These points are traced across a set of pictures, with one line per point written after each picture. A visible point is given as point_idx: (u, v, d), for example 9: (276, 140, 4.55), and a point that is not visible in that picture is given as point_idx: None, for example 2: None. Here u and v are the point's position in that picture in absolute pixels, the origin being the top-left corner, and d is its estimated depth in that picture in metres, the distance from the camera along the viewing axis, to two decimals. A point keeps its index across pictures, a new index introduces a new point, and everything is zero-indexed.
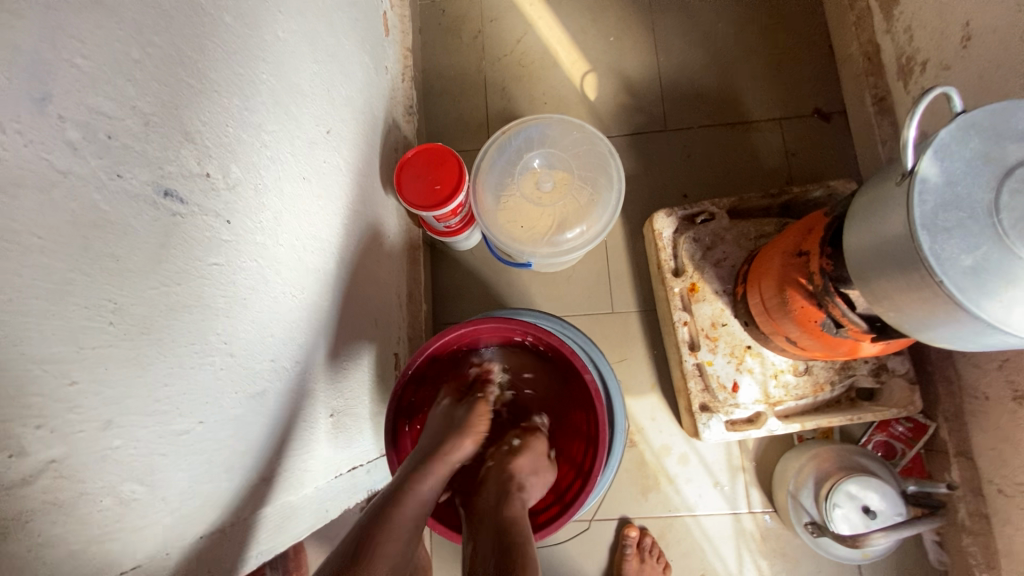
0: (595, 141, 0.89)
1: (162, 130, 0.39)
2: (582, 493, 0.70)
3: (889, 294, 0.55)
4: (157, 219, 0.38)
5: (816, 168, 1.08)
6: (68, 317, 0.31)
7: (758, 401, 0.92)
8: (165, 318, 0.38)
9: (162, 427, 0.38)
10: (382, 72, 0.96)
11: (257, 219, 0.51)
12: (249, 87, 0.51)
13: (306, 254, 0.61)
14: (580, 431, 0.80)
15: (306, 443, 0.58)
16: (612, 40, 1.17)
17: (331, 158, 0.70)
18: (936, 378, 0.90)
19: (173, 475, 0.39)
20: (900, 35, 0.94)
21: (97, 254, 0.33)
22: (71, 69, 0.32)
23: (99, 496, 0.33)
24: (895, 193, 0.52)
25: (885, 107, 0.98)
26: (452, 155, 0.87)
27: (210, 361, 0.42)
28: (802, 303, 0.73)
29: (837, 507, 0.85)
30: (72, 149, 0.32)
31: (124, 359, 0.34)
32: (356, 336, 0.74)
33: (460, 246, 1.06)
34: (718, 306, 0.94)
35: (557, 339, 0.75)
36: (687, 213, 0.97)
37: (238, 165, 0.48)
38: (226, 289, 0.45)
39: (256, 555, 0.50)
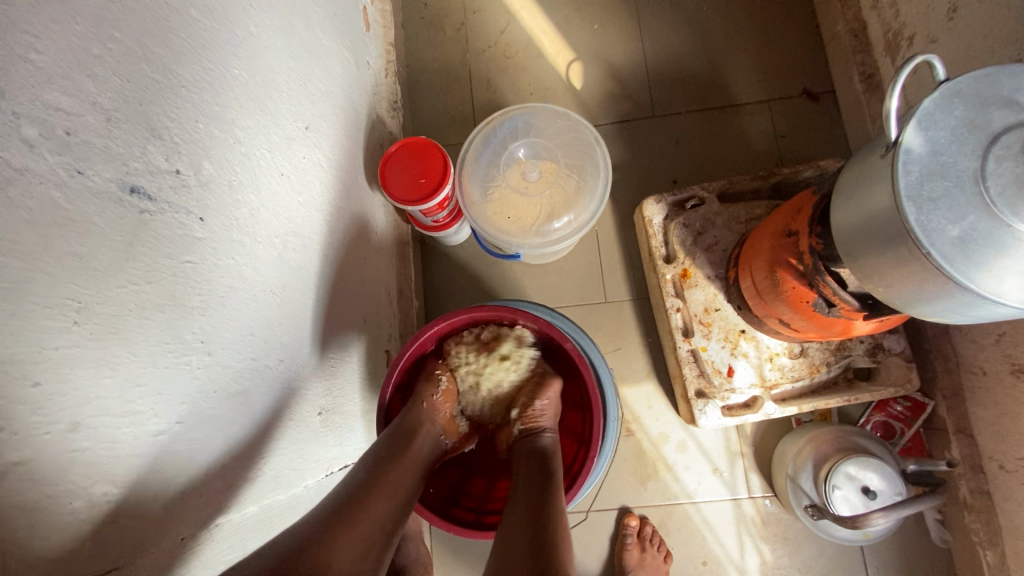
0: (580, 128, 0.88)
1: (127, 126, 0.38)
2: (586, 461, 0.71)
3: (879, 270, 0.54)
4: (124, 216, 0.37)
5: (806, 149, 1.07)
6: (30, 318, 0.30)
7: (754, 385, 0.91)
8: (135, 317, 0.37)
9: (137, 428, 0.37)
10: (364, 67, 0.95)
11: (233, 216, 0.50)
12: (220, 81, 0.50)
13: (287, 251, 0.60)
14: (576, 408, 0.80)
15: (294, 442, 0.58)
16: (597, 28, 1.16)
17: (311, 153, 0.69)
18: (933, 355, 0.89)
19: (149, 477, 0.38)
20: (887, 11, 0.93)
21: (58, 254, 0.32)
22: (25, 64, 0.31)
23: (72, 499, 0.32)
24: (880, 166, 0.51)
25: (874, 85, 0.97)
26: (436, 148, 0.86)
27: (187, 361, 0.42)
28: (794, 284, 0.72)
29: (837, 488, 0.85)
30: (29, 146, 0.31)
31: (92, 360, 0.34)
32: (345, 333, 0.73)
33: (450, 241, 1.06)
34: (710, 292, 0.94)
35: (533, 317, 0.75)
36: (676, 198, 0.96)
37: (210, 161, 0.47)
38: (201, 287, 0.44)
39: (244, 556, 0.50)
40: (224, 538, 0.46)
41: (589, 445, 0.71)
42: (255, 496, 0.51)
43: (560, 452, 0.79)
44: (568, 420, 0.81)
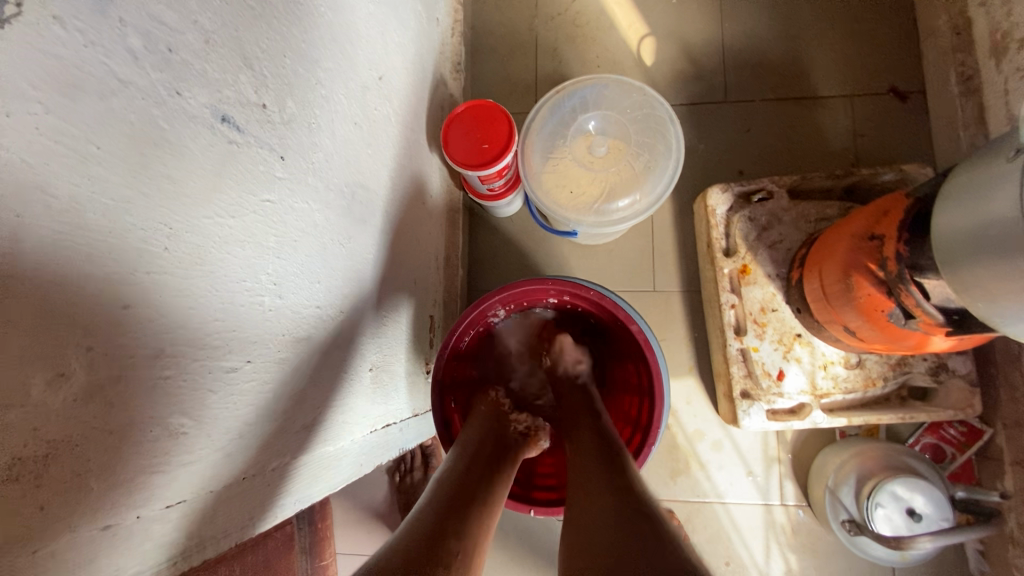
0: (655, 105, 0.84)
1: (223, 51, 0.37)
2: (644, 446, 0.72)
3: (984, 282, 0.49)
4: (214, 144, 0.36)
5: (884, 151, 1.01)
6: (122, 237, 0.29)
7: (804, 392, 0.88)
8: (218, 250, 0.36)
9: (212, 363, 0.36)
10: (433, 23, 0.91)
11: (311, 159, 0.49)
12: (308, 19, 0.48)
13: (355, 202, 0.58)
14: (633, 392, 0.81)
15: (347, 395, 0.57)
16: (675, 2, 1.10)
17: (382, 105, 0.67)
18: (999, 382, 0.84)
19: (218, 413, 0.37)
20: (998, 7, 0.85)
21: (154, 175, 0.31)
22: None
23: (149, 425, 0.32)
24: (1006, 171, 0.47)
25: (972, 87, 0.90)
26: (503, 113, 0.83)
27: (260, 300, 0.41)
28: (870, 291, 0.68)
29: (880, 507, 0.82)
30: (134, 58, 0.29)
31: (176, 288, 0.33)
32: (395, 293, 0.72)
33: (501, 212, 1.03)
34: (769, 290, 0.90)
35: (594, 294, 0.76)
36: (743, 189, 0.92)
37: (293, 100, 0.46)
38: (277, 228, 0.43)
39: (294, 502, 0.50)
40: (280, 481, 0.46)
41: (647, 429, 0.73)
42: (310, 445, 0.50)
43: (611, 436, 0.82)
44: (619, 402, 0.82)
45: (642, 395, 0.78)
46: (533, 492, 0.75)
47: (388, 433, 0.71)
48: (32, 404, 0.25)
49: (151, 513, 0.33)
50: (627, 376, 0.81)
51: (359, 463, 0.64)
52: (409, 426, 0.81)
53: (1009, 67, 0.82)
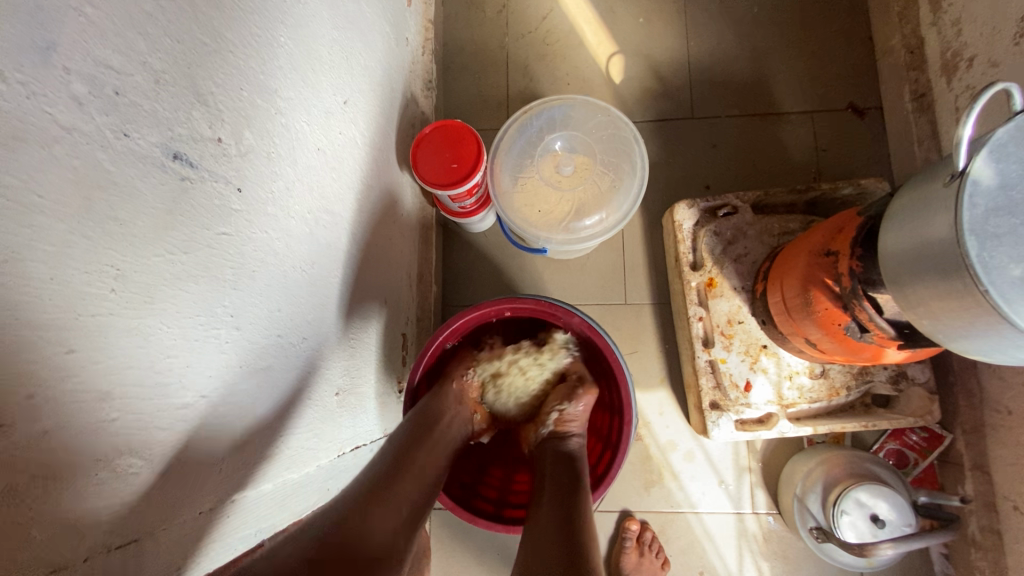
0: (619, 125, 0.86)
1: (174, 90, 0.37)
2: (624, 427, 0.74)
3: (926, 300, 0.51)
4: (166, 183, 0.36)
5: (845, 165, 1.04)
6: (67, 282, 0.29)
7: (771, 402, 0.90)
8: (170, 287, 0.36)
9: (165, 401, 0.36)
10: (403, 42, 0.92)
11: (270, 189, 0.49)
12: (266, 50, 0.48)
13: (319, 228, 0.59)
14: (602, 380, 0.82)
15: (312, 421, 0.57)
16: (642, 21, 1.12)
17: (348, 129, 0.67)
18: (957, 389, 0.87)
19: (173, 450, 0.37)
20: (947, 29, 0.89)
21: (100, 219, 0.31)
22: (78, 17, 0.29)
23: (97, 468, 0.32)
24: (941, 195, 0.49)
25: (925, 105, 0.94)
26: (471, 132, 0.84)
27: (215, 335, 0.41)
28: (827, 305, 0.70)
29: (845, 514, 0.84)
30: (78, 104, 0.30)
31: (126, 328, 0.33)
32: (364, 314, 0.72)
33: (474, 228, 1.04)
34: (735, 303, 0.92)
35: (532, 298, 0.77)
36: (709, 205, 0.94)
37: (251, 131, 0.46)
38: (233, 260, 0.43)
39: (256, 533, 0.50)
40: (239, 513, 0.46)
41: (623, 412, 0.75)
42: (271, 474, 0.50)
43: (597, 427, 0.83)
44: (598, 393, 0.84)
45: (609, 380, 0.80)
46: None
47: (356, 455, 0.71)
48: None
49: (100, 555, 0.32)
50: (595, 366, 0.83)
51: (327, 488, 0.64)
52: None
53: (960, 86, 0.86)
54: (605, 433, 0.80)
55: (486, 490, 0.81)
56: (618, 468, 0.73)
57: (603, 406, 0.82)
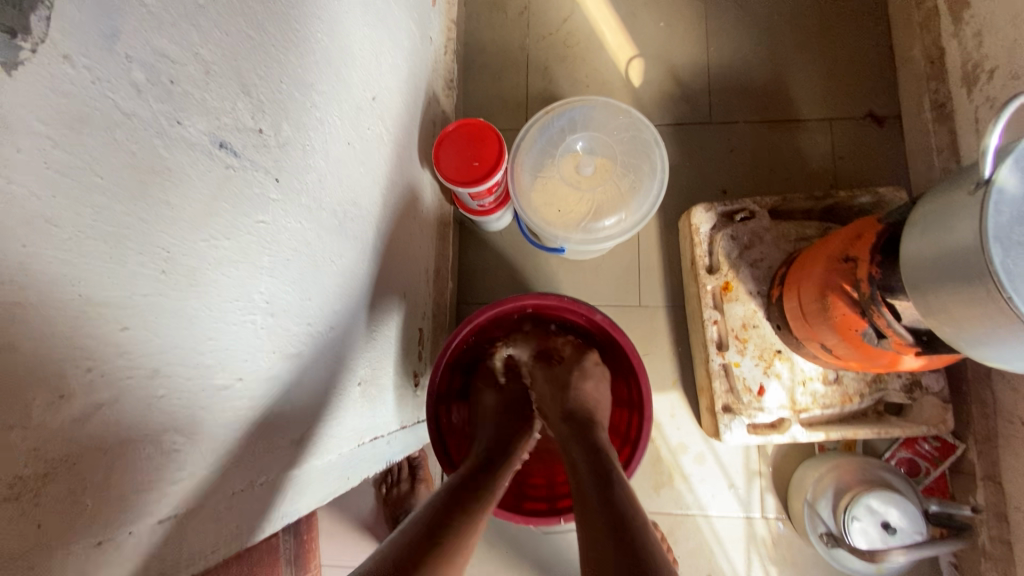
0: (640, 127, 0.87)
1: (222, 80, 0.38)
2: (643, 424, 0.75)
3: (946, 305, 0.52)
4: (212, 170, 0.37)
5: (862, 174, 1.05)
6: (123, 261, 0.30)
7: (784, 407, 0.90)
8: (212, 271, 0.37)
9: (205, 381, 0.37)
10: (427, 41, 0.94)
11: (304, 180, 0.50)
12: (304, 45, 0.50)
13: (347, 220, 0.60)
14: (621, 380, 0.83)
15: (335, 409, 0.58)
16: (662, 25, 1.13)
17: (375, 124, 0.69)
18: (970, 399, 0.87)
19: (211, 430, 0.38)
20: (968, 40, 0.89)
21: (154, 203, 0.32)
22: (139, 7, 0.31)
23: (143, 443, 0.33)
24: (966, 203, 0.49)
25: (944, 115, 0.94)
26: (493, 131, 0.84)
27: (252, 319, 0.42)
28: (845, 311, 0.71)
29: (856, 520, 0.84)
30: (137, 91, 0.31)
31: (172, 309, 0.34)
32: (386, 307, 0.73)
33: (491, 227, 1.05)
34: (750, 307, 0.92)
35: (551, 297, 0.78)
36: (726, 209, 0.94)
37: (289, 123, 0.47)
38: (270, 248, 0.44)
39: (282, 517, 0.50)
40: (267, 495, 0.47)
41: (642, 408, 0.76)
42: (297, 459, 0.51)
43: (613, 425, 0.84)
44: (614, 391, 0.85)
45: (629, 380, 0.81)
46: (557, 502, 0.77)
47: (375, 446, 0.72)
48: (33, 425, 0.26)
49: (142, 528, 0.33)
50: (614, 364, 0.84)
51: (346, 477, 0.65)
52: (397, 438, 0.82)
53: (980, 97, 0.86)
54: (622, 431, 0.82)
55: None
56: (637, 462, 0.74)
57: (620, 401, 0.84)
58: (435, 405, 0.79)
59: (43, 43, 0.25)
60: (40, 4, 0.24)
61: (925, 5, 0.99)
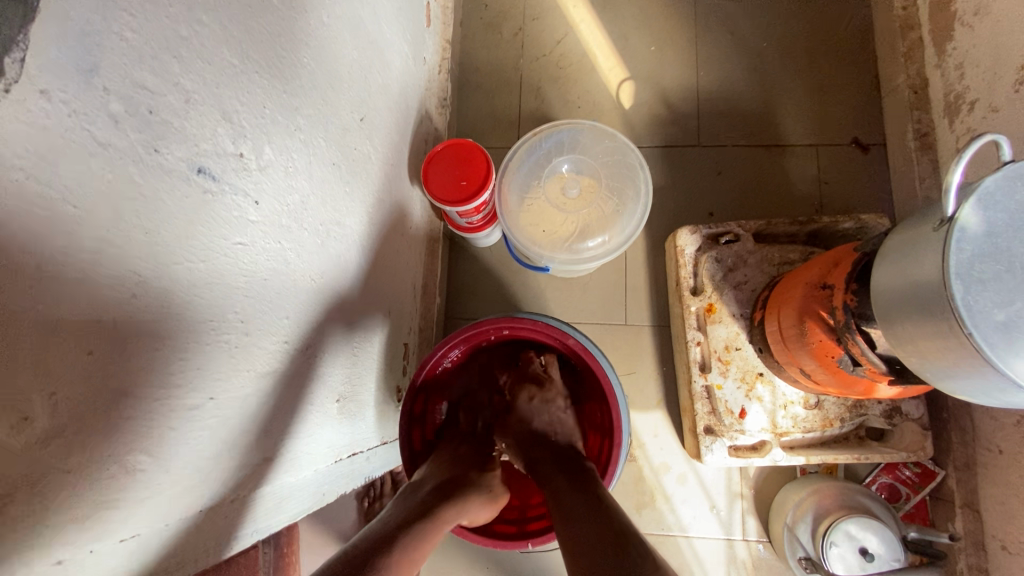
0: (626, 151, 0.88)
1: (202, 108, 0.39)
2: (613, 446, 0.76)
3: (913, 337, 0.53)
4: (189, 195, 0.38)
5: (847, 199, 1.06)
6: (93, 286, 0.31)
7: (765, 430, 0.91)
8: (185, 293, 0.38)
9: (174, 401, 0.38)
10: (420, 62, 0.95)
11: (285, 202, 0.51)
12: (289, 71, 0.51)
13: (329, 239, 0.61)
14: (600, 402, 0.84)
15: (311, 426, 0.59)
16: (654, 50, 1.15)
17: (363, 145, 0.70)
18: (950, 426, 0.87)
19: (179, 449, 0.39)
20: (951, 71, 0.91)
21: (127, 228, 0.33)
22: (120, 42, 0.32)
23: (107, 463, 0.33)
24: (931, 238, 0.50)
25: (927, 144, 0.96)
26: (482, 152, 0.86)
27: (225, 339, 0.43)
28: (821, 337, 0.72)
29: (834, 546, 0.84)
30: (115, 122, 0.32)
31: (142, 332, 0.35)
32: (369, 324, 0.74)
33: (480, 243, 1.07)
34: (733, 330, 0.93)
35: (528, 320, 0.79)
36: (711, 231, 0.96)
37: (271, 146, 0.48)
38: (247, 268, 0.45)
39: (252, 533, 0.51)
40: (238, 512, 0.47)
41: (613, 433, 0.77)
42: (269, 476, 0.51)
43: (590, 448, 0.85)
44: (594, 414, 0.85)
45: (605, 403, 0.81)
46: (528, 524, 0.77)
47: (353, 461, 0.72)
48: None
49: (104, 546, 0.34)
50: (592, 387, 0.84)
51: (322, 493, 0.65)
52: (377, 454, 0.82)
53: (961, 128, 0.87)
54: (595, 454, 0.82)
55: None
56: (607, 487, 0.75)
57: (592, 424, 0.84)
58: (408, 423, 0.78)
59: (17, 83, 0.26)
60: (16, 47, 0.26)
61: (910, 36, 1.01)
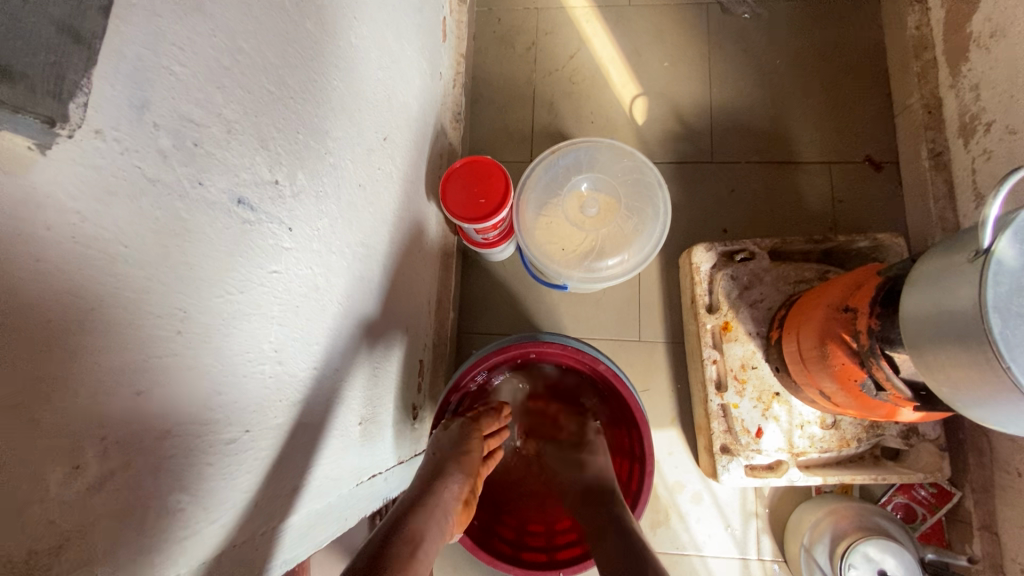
0: (644, 169, 0.88)
1: (242, 137, 0.39)
2: (644, 477, 0.76)
3: (945, 367, 0.53)
4: (230, 226, 0.38)
5: (861, 217, 1.06)
6: (141, 325, 0.30)
7: (781, 449, 0.90)
8: (225, 326, 0.38)
9: (213, 437, 0.37)
10: (436, 77, 0.95)
11: (316, 226, 0.51)
12: (321, 95, 0.51)
13: (355, 261, 0.60)
14: (622, 426, 0.84)
15: (334, 450, 0.58)
16: (667, 65, 1.16)
17: (385, 163, 0.70)
18: (967, 447, 0.87)
19: (216, 486, 0.38)
20: (966, 92, 0.91)
21: (173, 262, 0.33)
22: (167, 76, 0.31)
23: (150, 506, 0.32)
24: (965, 269, 0.50)
25: (941, 163, 0.96)
26: (500, 169, 0.86)
27: (260, 370, 0.42)
28: (843, 360, 0.72)
29: (853, 568, 0.83)
30: (163, 157, 0.31)
31: (185, 368, 0.34)
32: (388, 342, 0.74)
33: (494, 258, 1.06)
34: (749, 348, 0.93)
35: (558, 346, 0.79)
36: (726, 249, 0.95)
37: (304, 172, 0.48)
38: (281, 296, 0.45)
39: (280, 564, 0.50)
40: (267, 544, 0.47)
41: (643, 461, 0.76)
42: (296, 505, 0.51)
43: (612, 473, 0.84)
44: (615, 437, 0.85)
45: (630, 429, 0.81)
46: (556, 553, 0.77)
47: (372, 483, 0.72)
48: (48, 497, 0.26)
49: None
50: (618, 413, 0.84)
51: (343, 517, 0.64)
52: (394, 473, 0.81)
53: (977, 149, 0.88)
54: (620, 481, 0.82)
55: (502, 529, 0.81)
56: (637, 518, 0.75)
57: (618, 449, 0.84)
58: None
59: (79, 128, 0.26)
60: (79, 91, 0.25)
61: (923, 56, 1.02)
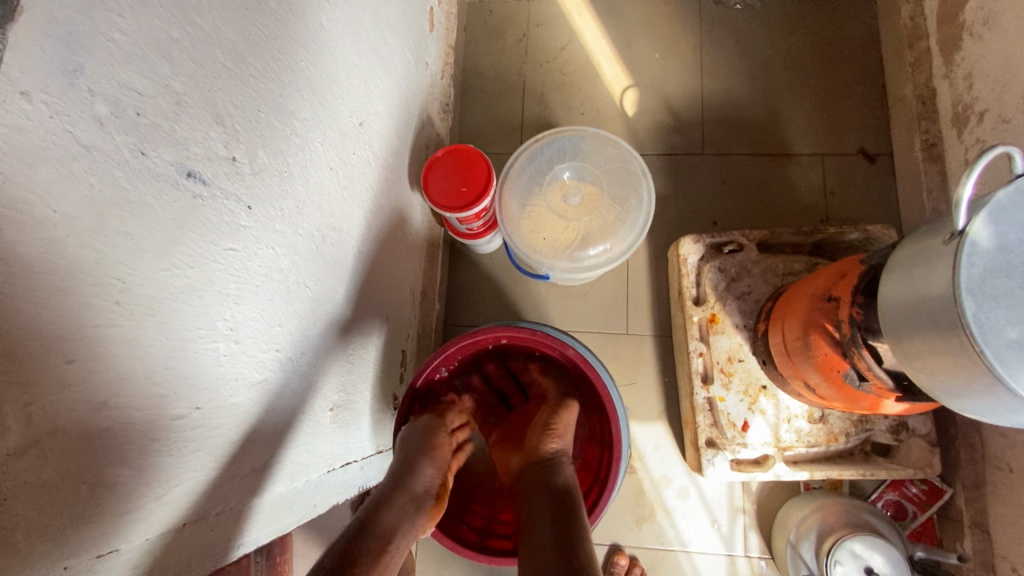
0: (628, 158, 0.87)
1: (193, 111, 0.38)
2: (614, 463, 0.75)
3: (921, 354, 0.51)
4: (177, 199, 0.37)
5: (853, 210, 1.05)
6: (73, 293, 0.30)
7: (768, 444, 0.89)
8: (172, 300, 0.37)
9: (157, 412, 0.37)
10: (422, 67, 0.95)
11: (280, 207, 0.50)
12: (286, 74, 0.50)
13: (325, 245, 0.60)
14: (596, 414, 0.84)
15: (303, 435, 0.58)
16: (658, 57, 1.15)
17: (361, 149, 0.69)
18: (959, 442, 0.85)
19: (160, 461, 0.38)
20: (959, 82, 0.90)
21: (110, 232, 0.32)
22: (107, 43, 0.31)
23: (83, 479, 0.32)
24: (940, 252, 0.49)
25: (935, 154, 0.94)
26: (483, 158, 0.85)
27: (214, 347, 0.42)
28: (826, 351, 0.70)
29: (838, 565, 0.81)
30: (99, 124, 0.31)
31: (124, 340, 0.34)
32: (365, 330, 0.73)
33: (481, 249, 1.06)
34: (736, 341, 0.92)
35: (527, 330, 0.79)
36: (714, 241, 0.94)
37: (266, 150, 0.48)
38: (238, 275, 0.44)
39: (241, 546, 0.49)
40: (225, 525, 0.46)
41: (613, 447, 0.76)
42: (258, 488, 0.50)
43: (589, 462, 0.84)
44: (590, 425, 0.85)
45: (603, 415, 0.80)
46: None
47: (347, 471, 0.71)
48: None
49: (79, 563, 0.33)
50: (591, 400, 0.84)
51: (314, 504, 0.64)
52: (371, 463, 0.81)
53: (970, 139, 0.86)
54: (595, 469, 0.81)
55: (472, 517, 0.81)
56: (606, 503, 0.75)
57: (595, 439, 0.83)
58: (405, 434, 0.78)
59: None
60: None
61: (917, 45, 1.00)
